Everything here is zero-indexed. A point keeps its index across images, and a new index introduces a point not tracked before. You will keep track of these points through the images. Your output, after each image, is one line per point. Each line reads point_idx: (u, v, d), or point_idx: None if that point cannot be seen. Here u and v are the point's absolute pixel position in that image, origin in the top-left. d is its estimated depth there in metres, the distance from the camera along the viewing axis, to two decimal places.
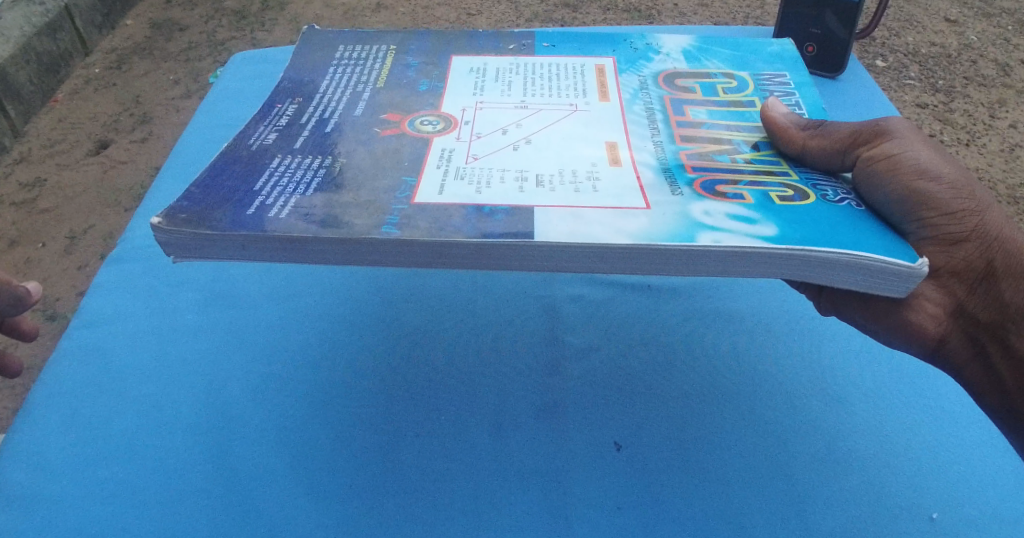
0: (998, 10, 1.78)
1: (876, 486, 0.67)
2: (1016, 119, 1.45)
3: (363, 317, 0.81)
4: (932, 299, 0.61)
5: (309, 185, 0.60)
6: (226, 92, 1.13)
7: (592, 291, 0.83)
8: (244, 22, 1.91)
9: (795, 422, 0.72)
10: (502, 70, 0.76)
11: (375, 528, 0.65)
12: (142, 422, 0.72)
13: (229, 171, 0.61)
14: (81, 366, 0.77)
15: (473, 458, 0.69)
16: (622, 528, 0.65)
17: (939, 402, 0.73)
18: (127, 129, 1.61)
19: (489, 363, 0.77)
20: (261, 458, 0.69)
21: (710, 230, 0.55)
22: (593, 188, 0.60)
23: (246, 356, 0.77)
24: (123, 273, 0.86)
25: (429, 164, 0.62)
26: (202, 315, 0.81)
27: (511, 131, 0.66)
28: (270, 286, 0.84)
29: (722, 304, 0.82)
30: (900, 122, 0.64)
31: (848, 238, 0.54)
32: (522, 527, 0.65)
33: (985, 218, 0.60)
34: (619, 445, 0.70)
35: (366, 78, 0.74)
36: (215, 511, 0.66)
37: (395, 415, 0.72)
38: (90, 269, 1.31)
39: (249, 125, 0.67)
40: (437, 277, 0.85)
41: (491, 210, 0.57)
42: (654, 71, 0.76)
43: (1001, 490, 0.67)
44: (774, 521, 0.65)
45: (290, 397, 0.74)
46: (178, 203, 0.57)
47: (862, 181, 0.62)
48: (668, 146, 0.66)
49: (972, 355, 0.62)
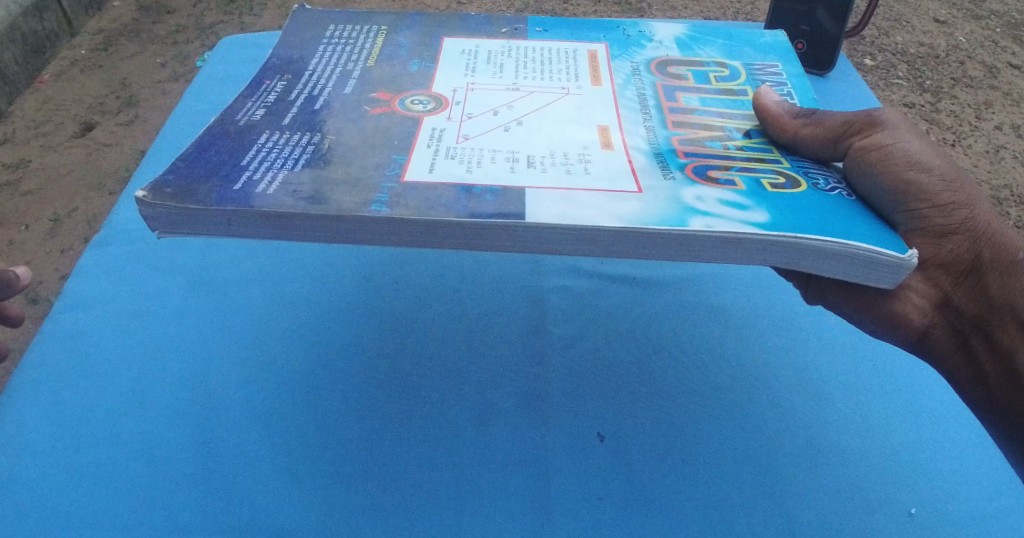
0: (986, 12, 1.79)
1: (857, 481, 0.67)
2: (1003, 121, 1.46)
3: (348, 302, 0.80)
4: (917, 291, 0.61)
5: (297, 161, 0.59)
6: (213, 75, 1.12)
7: (580, 280, 0.83)
8: (233, 6, 1.89)
9: (779, 415, 0.72)
10: (493, 53, 0.75)
11: (353, 519, 0.64)
12: (122, 405, 0.71)
13: (216, 147, 0.60)
14: (59, 349, 0.76)
15: (456, 447, 0.69)
16: (603, 520, 0.65)
17: (921, 396, 0.73)
18: (112, 111, 1.59)
19: (475, 348, 0.76)
20: (243, 442, 0.68)
21: (702, 215, 0.55)
22: (584, 170, 0.59)
23: (229, 339, 0.76)
24: (105, 256, 0.85)
25: (418, 144, 0.62)
26: (185, 297, 0.80)
27: (502, 113, 0.66)
28: (256, 267, 0.83)
29: (710, 296, 0.82)
30: (890, 113, 0.64)
31: (839, 227, 0.54)
32: (502, 519, 0.64)
33: (974, 211, 0.60)
34: (602, 436, 0.70)
35: (356, 57, 0.73)
36: (194, 497, 0.65)
37: (378, 400, 0.72)
38: (73, 252, 1.29)
39: (237, 100, 0.66)
40: (423, 264, 0.85)
41: (481, 191, 0.56)
42: (647, 58, 0.76)
43: (979, 486, 0.68)
44: (756, 516, 0.65)
45: (273, 384, 0.73)
46: (164, 177, 0.56)
47: (852, 171, 0.62)
48: (660, 130, 0.65)
49: (956, 348, 0.63)
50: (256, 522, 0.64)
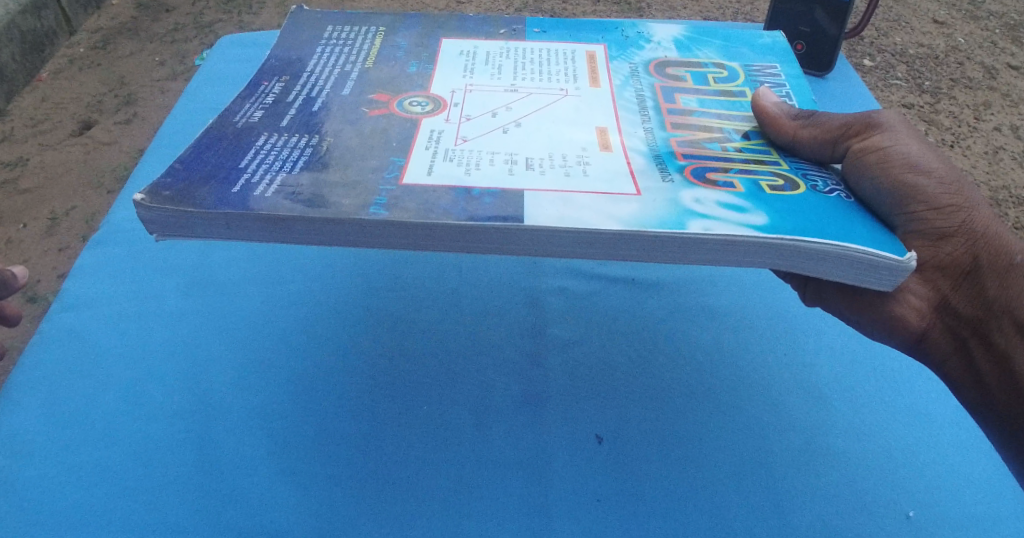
0: (985, 12, 1.80)
1: (855, 484, 0.67)
2: (1001, 122, 1.46)
3: (345, 304, 0.80)
4: (916, 293, 0.61)
5: (295, 164, 0.59)
6: (211, 74, 1.12)
7: (578, 282, 0.83)
8: (232, 5, 1.89)
9: (777, 418, 0.72)
10: (491, 54, 0.75)
11: (350, 521, 0.64)
12: (119, 407, 0.71)
13: (213, 149, 0.60)
14: (57, 351, 0.75)
15: (455, 450, 0.69)
16: (601, 523, 0.64)
17: (919, 399, 0.73)
18: (110, 109, 1.58)
19: (473, 350, 0.76)
20: (240, 444, 0.68)
21: (701, 218, 0.54)
22: (583, 172, 0.59)
23: (227, 340, 0.76)
24: (102, 257, 0.85)
25: (417, 145, 0.62)
26: (183, 298, 0.80)
27: (501, 114, 0.66)
28: (254, 268, 0.83)
29: (708, 299, 0.82)
30: (889, 116, 0.64)
31: (838, 230, 0.54)
32: (500, 522, 0.64)
33: (972, 214, 0.60)
34: (601, 438, 0.70)
35: (354, 58, 0.73)
36: (191, 499, 0.65)
37: (376, 402, 0.72)
38: (71, 251, 1.29)
39: (235, 102, 0.66)
40: (421, 265, 0.84)
41: (479, 193, 0.56)
42: (645, 59, 0.76)
43: (975, 489, 0.68)
44: (755, 519, 0.65)
45: (271, 386, 0.73)
46: (162, 179, 0.56)
47: (851, 173, 0.62)
48: (658, 133, 0.65)
49: (954, 350, 0.63)
50: (254, 525, 0.64)
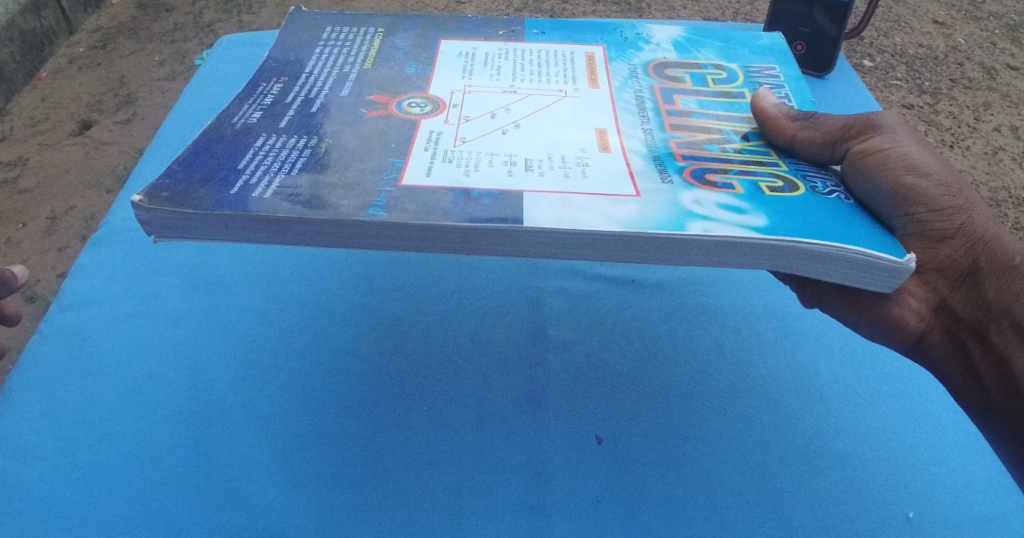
0: (984, 13, 1.80)
1: (854, 486, 0.67)
2: (1000, 123, 1.46)
3: (344, 305, 0.80)
4: (915, 295, 0.61)
5: (294, 165, 0.59)
6: (210, 74, 1.12)
7: (577, 283, 0.83)
8: (232, 4, 1.89)
9: (776, 420, 0.72)
10: (490, 55, 0.75)
11: (349, 522, 0.64)
12: (117, 408, 0.70)
13: (212, 150, 0.60)
14: (55, 351, 0.75)
15: (454, 450, 0.69)
16: (600, 524, 0.64)
17: (918, 400, 0.73)
18: (109, 109, 1.58)
19: (472, 351, 0.76)
20: (239, 445, 0.68)
21: (700, 220, 0.54)
22: (582, 173, 0.59)
23: (225, 341, 0.76)
24: (101, 257, 0.85)
25: (416, 146, 0.62)
26: (181, 299, 0.80)
27: (500, 115, 0.66)
28: (253, 269, 0.83)
29: (707, 300, 0.82)
30: (889, 117, 0.64)
31: (837, 232, 0.54)
32: (499, 523, 0.64)
33: (971, 216, 0.60)
34: (600, 439, 0.70)
35: (353, 59, 0.73)
36: (190, 500, 0.65)
37: (375, 403, 0.72)
38: (71, 251, 1.29)
39: (233, 103, 0.66)
40: (420, 265, 0.84)
41: (478, 194, 0.56)
42: (644, 60, 0.76)
43: (974, 490, 0.68)
44: (753, 520, 0.65)
45: (270, 386, 0.73)
46: (160, 181, 0.56)
47: (851, 175, 0.62)
48: (657, 134, 0.65)
49: (953, 352, 0.63)
50: (252, 525, 0.64)
